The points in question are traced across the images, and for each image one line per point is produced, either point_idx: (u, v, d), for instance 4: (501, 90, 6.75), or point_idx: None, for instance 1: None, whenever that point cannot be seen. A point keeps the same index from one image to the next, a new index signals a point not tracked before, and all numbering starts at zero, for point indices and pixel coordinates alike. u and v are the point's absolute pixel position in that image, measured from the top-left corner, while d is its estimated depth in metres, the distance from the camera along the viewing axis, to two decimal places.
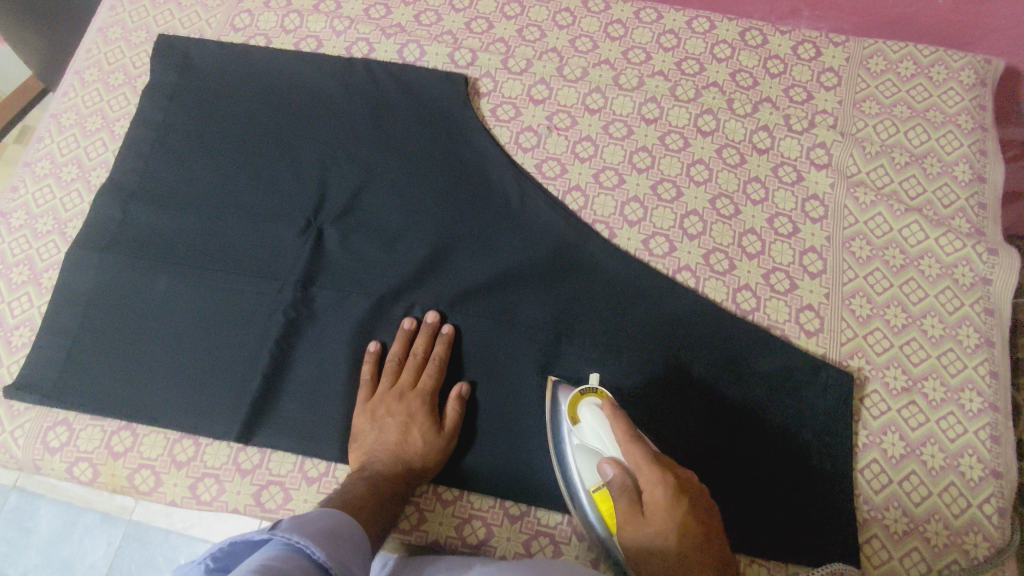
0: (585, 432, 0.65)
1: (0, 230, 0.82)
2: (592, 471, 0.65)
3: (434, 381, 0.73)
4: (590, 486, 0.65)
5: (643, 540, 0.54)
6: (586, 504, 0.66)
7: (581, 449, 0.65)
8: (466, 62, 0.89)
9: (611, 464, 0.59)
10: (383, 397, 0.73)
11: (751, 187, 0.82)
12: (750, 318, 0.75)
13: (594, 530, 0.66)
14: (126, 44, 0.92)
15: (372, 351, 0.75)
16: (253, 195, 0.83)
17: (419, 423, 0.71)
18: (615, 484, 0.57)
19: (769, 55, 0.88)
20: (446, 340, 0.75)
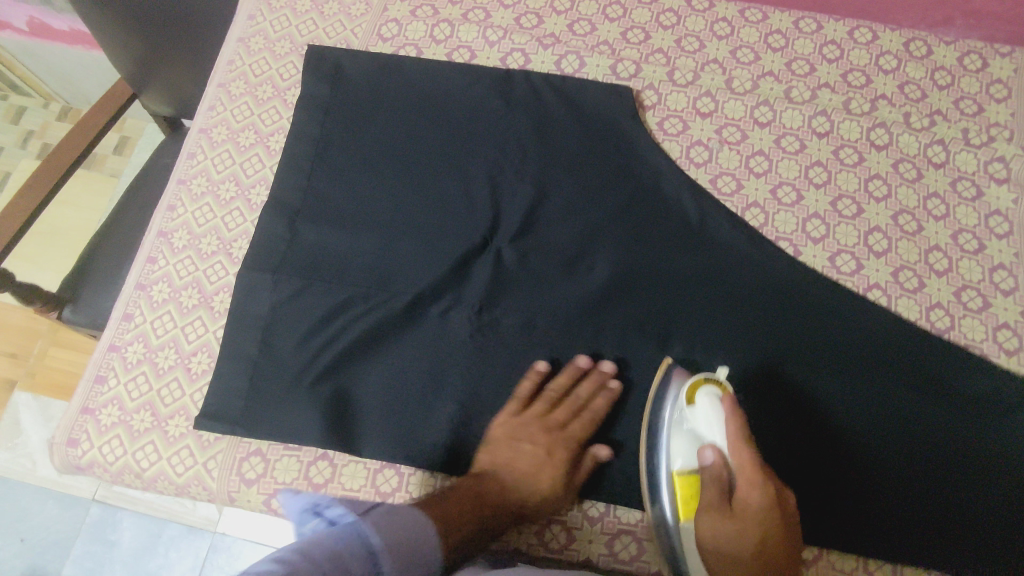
0: (697, 415, 0.67)
1: (163, 251, 0.80)
2: (687, 455, 0.67)
3: (586, 432, 0.71)
4: (675, 469, 0.67)
5: (725, 532, 0.61)
6: (665, 488, 0.67)
7: (683, 430, 0.67)
8: (629, 74, 0.87)
9: (715, 450, 0.64)
10: (534, 421, 0.71)
11: (932, 202, 0.80)
12: (947, 337, 0.75)
13: (656, 513, 0.67)
14: (271, 54, 0.89)
15: (542, 369, 0.73)
16: (423, 212, 0.80)
17: (554, 465, 0.68)
18: (711, 473, 0.63)
19: (935, 66, 0.87)
20: (612, 396, 0.72)
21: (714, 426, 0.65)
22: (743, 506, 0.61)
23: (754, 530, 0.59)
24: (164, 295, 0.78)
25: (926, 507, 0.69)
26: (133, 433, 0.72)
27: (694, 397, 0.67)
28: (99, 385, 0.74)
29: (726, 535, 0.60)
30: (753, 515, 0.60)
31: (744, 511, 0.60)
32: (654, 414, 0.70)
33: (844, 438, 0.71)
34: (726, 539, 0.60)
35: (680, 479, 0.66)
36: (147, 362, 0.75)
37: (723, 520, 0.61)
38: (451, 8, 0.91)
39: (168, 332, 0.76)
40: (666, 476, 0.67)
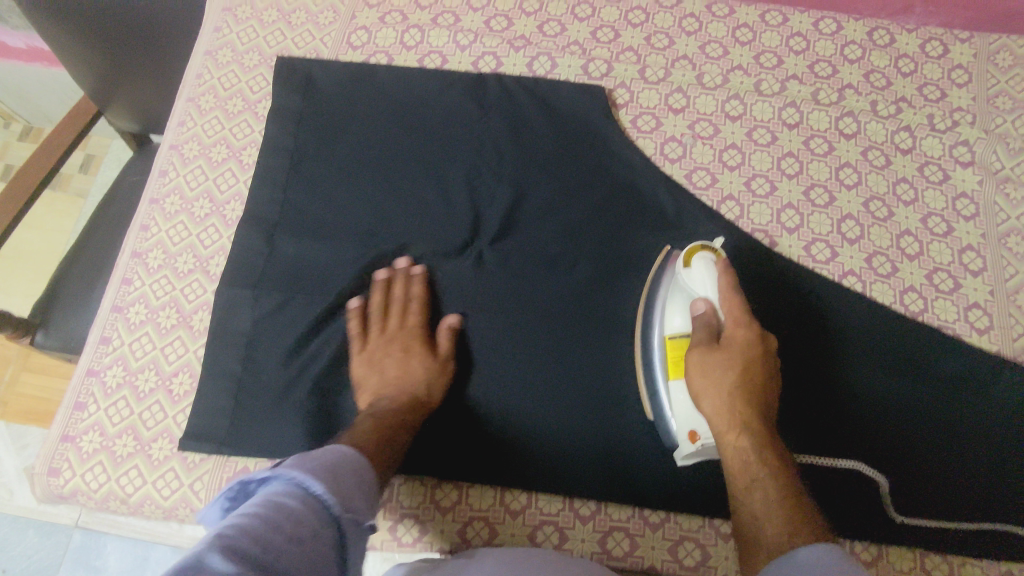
0: (692, 275, 0.68)
1: (138, 272, 0.78)
2: (678, 315, 0.69)
3: (421, 321, 0.75)
4: (666, 331, 0.69)
5: (709, 367, 0.64)
6: (657, 350, 0.70)
7: (675, 291, 0.70)
8: (601, 74, 0.87)
9: (706, 301, 0.66)
10: (377, 341, 0.74)
11: (901, 188, 0.82)
12: (922, 320, 0.76)
13: (649, 379, 0.71)
14: (239, 67, 0.88)
15: (355, 306, 0.75)
16: (402, 219, 0.80)
17: (417, 355, 0.72)
18: (700, 320, 0.66)
19: (898, 54, 0.88)
20: (420, 282, 0.76)
21: (707, 284, 0.67)
22: (729, 339, 0.65)
23: (738, 368, 0.63)
24: (141, 317, 0.76)
25: (921, 446, 0.71)
26: (116, 458, 0.70)
27: (690, 259, 0.69)
28: (79, 411, 0.72)
29: (710, 366, 0.64)
30: (738, 350, 0.64)
31: (729, 349, 0.64)
32: (653, 285, 0.74)
33: (841, 386, 0.74)
34: (711, 371, 0.63)
35: (670, 341, 0.69)
36: (127, 385, 0.73)
37: (710, 353, 0.64)
38: (419, 13, 0.91)
39: (147, 355, 0.75)
40: (659, 338, 0.70)
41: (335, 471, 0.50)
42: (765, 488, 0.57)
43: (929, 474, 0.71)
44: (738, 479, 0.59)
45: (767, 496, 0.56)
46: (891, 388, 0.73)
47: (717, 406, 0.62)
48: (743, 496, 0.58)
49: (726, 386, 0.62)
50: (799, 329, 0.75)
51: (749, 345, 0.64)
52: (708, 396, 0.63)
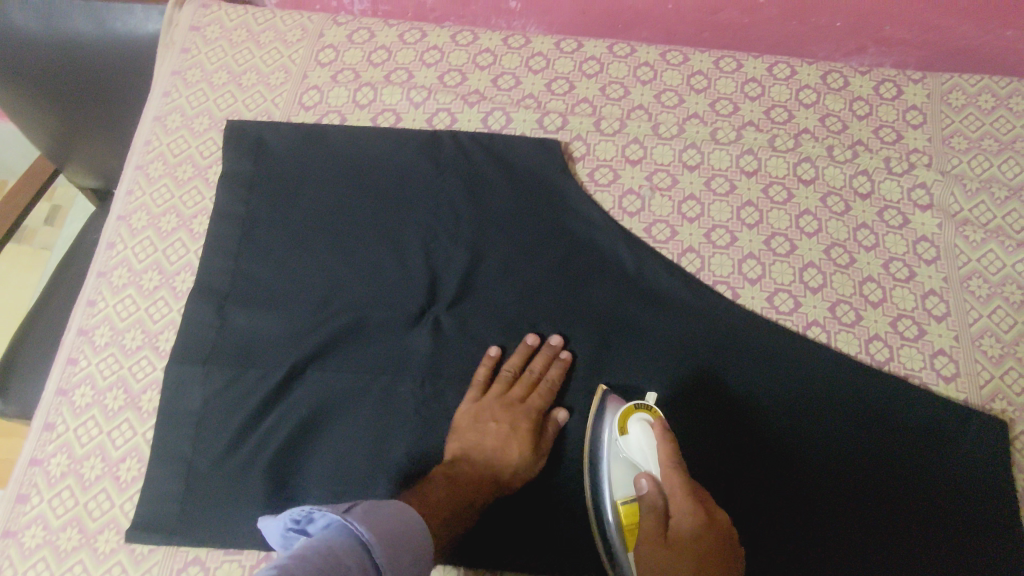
0: (630, 444, 0.66)
1: (84, 351, 0.76)
2: (626, 482, 0.66)
3: (545, 402, 0.73)
4: (618, 498, 0.66)
5: (660, 559, 0.56)
6: (611, 525, 0.66)
7: (620, 458, 0.67)
8: (556, 127, 0.86)
9: (648, 477, 0.61)
10: (491, 404, 0.73)
11: (861, 233, 0.81)
12: (887, 369, 0.75)
13: (607, 539, 0.66)
14: (189, 132, 0.87)
15: (493, 355, 0.75)
16: (357, 285, 0.78)
17: (520, 439, 0.70)
18: (646, 500, 0.60)
19: (853, 97, 0.88)
20: (563, 367, 0.74)
21: (648, 454, 0.65)
22: (676, 525, 0.57)
23: (691, 558, 0.54)
24: (87, 399, 0.74)
25: (883, 509, 0.70)
26: (60, 553, 0.67)
27: (626, 424, 0.67)
28: (21, 504, 0.70)
29: (666, 572, 0.55)
30: (688, 542, 0.55)
31: (676, 541, 0.56)
32: (594, 449, 0.70)
33: (792, 459, 0.71)
34: (665, 569, 0.55)
35: (625, 510, 0.65)
36: (72, 474, 0.71)
37: (659, 543, 0.57)
38: (372, 71, 0.90)
39: (93, 440, 0.72)
40: (611, 507, 0.66)
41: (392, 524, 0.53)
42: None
43: (897, 521, 0.69)
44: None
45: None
46: (855, 435, 0.72)
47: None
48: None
49: (686, 571, 0.54)
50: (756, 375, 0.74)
51: (693, 519, 0.56)
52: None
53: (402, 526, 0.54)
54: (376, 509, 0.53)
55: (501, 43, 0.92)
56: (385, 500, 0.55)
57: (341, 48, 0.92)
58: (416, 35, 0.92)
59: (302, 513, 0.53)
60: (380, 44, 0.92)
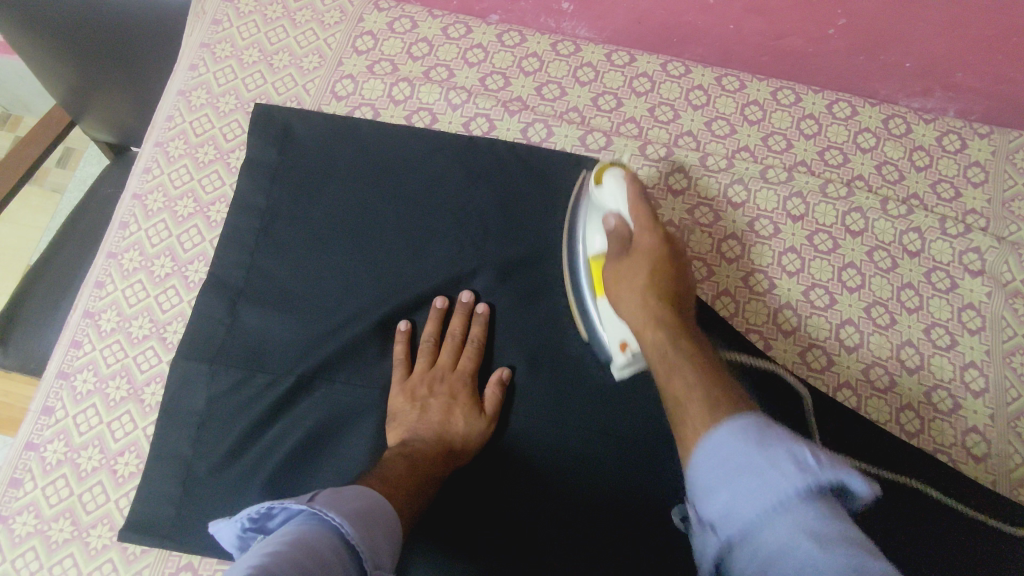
0: (601, 195, 0.67)
1: (89, 335, 0.73)
2: (596, 238, 0.69)
3: (473, 362, 0.72)
4: (589, 253, 0.70)
5: (622, 269, 0.63)
6: (583, 269, 0.71)
7: (594, 230, 0.69)
8: (599, 146, 0.82)
9: (616, 216, 0.65)
10: (422, 377, 0.71)
11: (905, 293, 0.78)
12: (917, 442, 0.72)
13: (576, 290, 0.73)
14: (214, 111, 0.83)
15: (404, 330, 0.73)
16: (378, 295, 0.75)
17: (461, 404, 0.70)
18: (613, 233, 0.65)
19: (913, 146, 0.84)
20: (482, 322, 0.73)
21: (618, 202, 0.66)
22: (638, 243, 0.63)
23: (644, 277, 0.62)
24: (89, 386, 0.71)
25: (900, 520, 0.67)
26: (51, 545, 0.65)
27: (601, 176, 0.67)
28: (13, 488, 0.68)
29: (622, 271, 0.63)
30: (646, 246, 0.63)
31: (638, 249, 0.63)
32: (575, 211, 0.74)
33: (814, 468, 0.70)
34: (626, 275, 0.63)
35: (593, 261, 0.69)
36: (68, 463, 0.68)
37: (621, 259, 0.64)
38: (411, 65, 0.86)
39: (91, 430, 0.70)
40: (584, 263, 0.71)
41: (359, 509, 0.50)
42: (678, 370, 0.53)
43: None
44: (662, 369, 0.55)
45: (683, 372, 0.52)
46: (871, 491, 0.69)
47: (632, 306, 0.61)
48: (667, 385, 0.53)
49: (637, 288, 0.62)
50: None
51: (653, 235, 0.63)
52: (625, 291, 0.63)
53: (368, 514, 0.50)
54: (339, 496, 0.50)
55: (550, 49, 0.87)
56: (345, 488, 0.52)
57: (381, 36, 0.87)
58: (460, 30, 0.88)
59: (260, 511, 0.48)
60: (422, 36, 0.87)
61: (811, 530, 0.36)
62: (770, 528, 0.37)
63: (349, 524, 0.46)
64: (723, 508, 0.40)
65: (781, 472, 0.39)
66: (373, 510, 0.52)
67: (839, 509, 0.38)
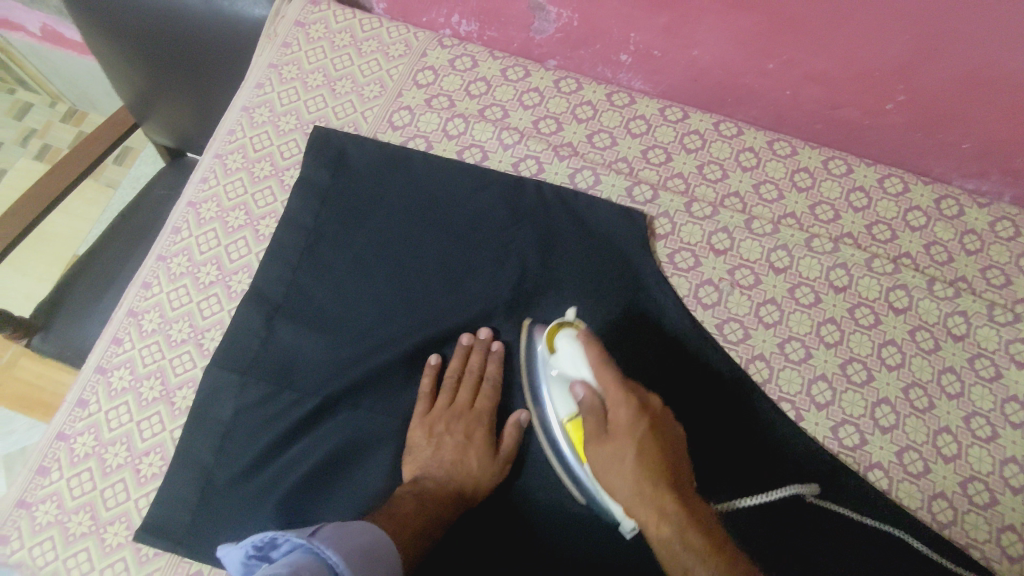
0: (560, 358, 0.67)
1: (130, 333, 0.75)
2: (566, 403, 0.67)
3: (490, 402, 0.73)
4: (563, 416, 0.67)
5: (607, 455, 0.59)
6: (558, 434, 0.68)
7: (556, 379, 0.68)
8: (645, 198, 0.82)
9: (583, 385, 0.63)
10: (440, 414, 0.72)
11: (946, 378, 0.76)
12: (948, 534, 0.69)
13: (564, 466, 0.68)
14: (274, 129, 0.86)
15: (433, 363, 0.74)
16: (413, 324, 0.75)
17: (476, 445, 0.69)
18: (585, 404, 0.62)
19: (965, 228, 0.82)
20: (502, 362, 0.74)
21: (580, 364, 0.65)
22: (614, 426, 0.60)
23: (631, 451, 0.57)
24: (124, 383, 0.73)
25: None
26: (68, 536, 0.66)
27: (554, 342, 0.68)
28: (40, 476, 0.69)
29: (606, 459, 0.59)
30: (624, 432, 0.58)
31: (616, 430, 0.59)
32: (534, 377, 0.72)
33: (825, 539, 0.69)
34: (609, 465, 0.58)
35: (571, 426, 0.66)
36: (95, 457, 0.70)
37: (602, 442, 0.60)
38: (467, 102, 0.88)
39: (121, 426, 0.71)
40: (558, 426, 0.68)
41: (360, 546, 0.51)
42: None
43: None
44: (663, 550, 0.52)
45: None
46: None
47: (624, 492, 0.56)
48: None
49: (626, 471, 0.56)
50: (770, 488, 0.71)
51: (631, 409, 0.59)
52: (615, 479, 0.58)
53: (368, 556, 0.51)
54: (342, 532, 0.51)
55: (605, 98, 0.89)
56: (350, 523, 0.52)
57: (441, 71, 0.90)
58: (519, 73, 0.90)
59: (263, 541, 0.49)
60: (481, 75, 0.89)
61: None
62: None
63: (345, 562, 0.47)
64: None
65: None
66: (375, 549, 0.52)
67: None
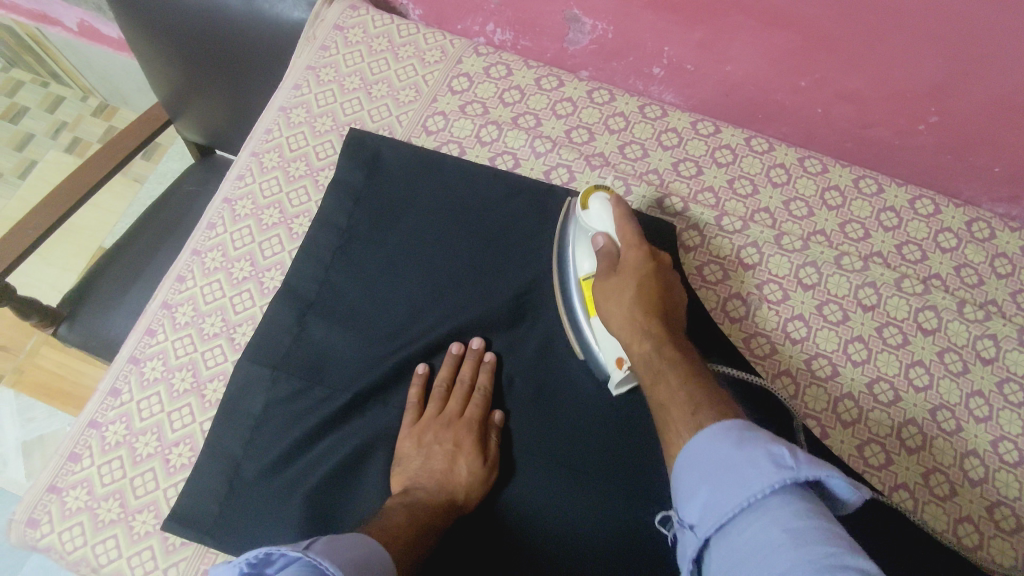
0: (589, 215, 0.73)
1: (163, 325, 0.76)
2: (587, 258, 0.73)
3: (480, 409, 0.72)
4: (580, 275, 0.73)
5: (611, 290, 0.68)
6: (574, 291, 0.74)
7: (579, 231, 0.75)
8: (675, 210, 0.83)
9: (604, 235, 0.71)
10: (430, 422, 0.72)
11: (974, 401, 0.75)
12: (973, 558, 0.69)
13: (569, 312, 0.75)
14: (310, 130, 0.87)
15: (421, 373, 0.74)
16: (442, 327, 0.76)
17: (465, 453, 0.69)
18: (602, 251, 0.70)
19: (996, 252, 0.82)
20: (490, 370, 0.74)
21: (605, 222, 0.72)
22: (624, 265, 0.68)
23: (632, 295, 0.66)
24: (156, 374, 0.74)
25: None
26: (97, 522, 0.67)
27: (585, 200, 0.74)
28: (72, 462, 0.70)
29: (609, 292, 0.68)
30: (633, 269, 0.68)
31: (626, 267, 0.68)
32: (563, 229, 0.78)
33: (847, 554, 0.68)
34: (613, 316, 0.67)
35: (587, 285, 0.72)
36: (126, 445, 0.71)
37: (609, 276, 0.69)
38: (501, 110, 0.89)
39: (152, 416, 0.72)
40: (575, 283, 0.74)
41: (354, 558, 0.48)
42: (663, 384, 0.58)
43: None
44: (649, 377, 0.61)
45: (668, 387, 0.58)
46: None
47: (622, 327, 0.66)
48: (659, 407, 0.58)
49: (627, 313, 0.66)
50: None
51: (641, 252, 0.69)
52: (617, 318, 0.67)
53: (363, 565, 0.48)
54: (336, 544, 0.48)
55: (637, 110, 0.89)
56: (341, 537, 0.49)
57: (476, 79, 0.91)
58: (553, 82, 0.91)
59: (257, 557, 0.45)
60: (515, 83, 0.90)
61: (783, 524, 0.41)
62: (749, 523, 0.43)
63: None
64: (703, 503, 0.46)
65: (757, 467, 0.44)
66: (367, 560, 0.50)
67: (815, 501, 0.43)
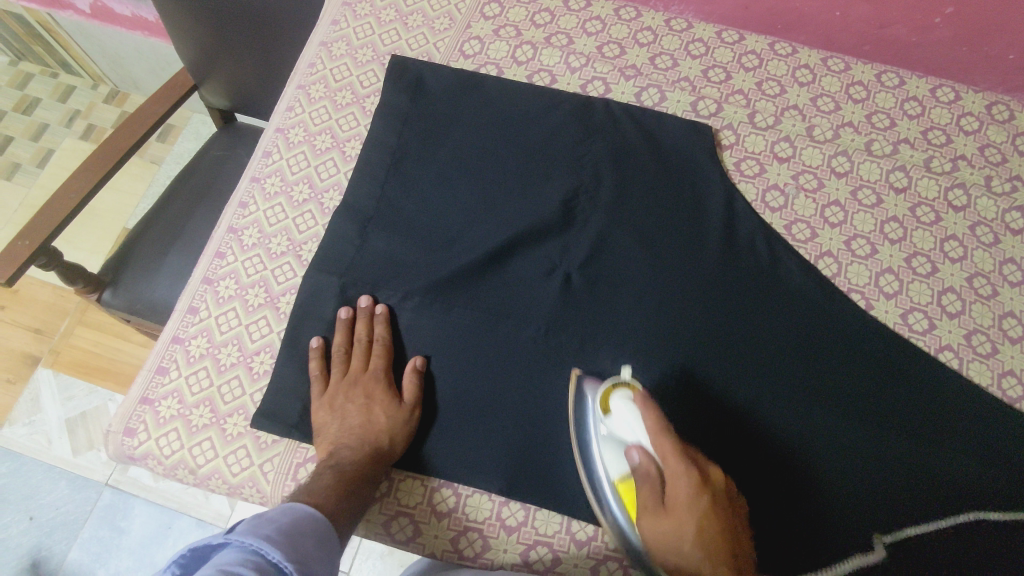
0: (614, 423, 0.64)
1: (232, 247, 0.80)
2: (618, 461, 0.64)
3: (383, 362, 0.72)
4: (613, 475, 0.63)
5: (663, 529, 0.54)
6: (608, 496, 0.64)
7: (605, 438, 0.65)
8: (709, 112, 0.87)
9: (640, 450, 0.59)
10: (337, 386, 0.71)
11: (1008, 268, 0.79)
12: (1020, 407, 0.73)
13: (609, 523, 0.64)
14: (352, 61, 0.90)
15: (315, 346, 0.73)
16: (496, 229, 0.79)
17: (379, 402, 0.69)
18: (641, 472, 0.58)
19: (1017, 132, 0.86)
20: (383, 322, 0.74)
21: (637, 429, 0.61)
22: (673, 497, 0.55)
23: (691, 525, 0.52)
24: (230, 291, 0.77)
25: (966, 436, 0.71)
26: (191, 427, 0.71)
27: (608, 405, 0.65)
28: (160, 375, 0.73)
29: (661, 527, 0.54)
30: (683, 510, 0.54)
31: (673, 504, 0.54)
32: (579, 414, 0.68)
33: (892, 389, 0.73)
34: (666, 543, 0.54)
35: (621, 487, 0.63)
36: (209, 357, 0.74)
37: (659, 514, 0.55)
38: (534, 31, 0.92)
39: (231, 329, 0.75)
40: (607, 486, 0.64)
41: (281, 525, 0.50)
42: None
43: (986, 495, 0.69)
44: None
45: None
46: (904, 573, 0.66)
47: (680, 553, 0.53)
48: None
49: (683, 545, 0.52)
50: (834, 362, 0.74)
51: (693, 480, 0.55)
52: (672, 554, 0.53)
53: (297, 529, 0.51)
54: (261, 519, 0.50)
55: (663, 24, 0.93)
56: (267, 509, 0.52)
57: (506, 5, 0.94)
58: (580, 3, 0.94)
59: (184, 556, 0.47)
60: (544, 6, 0.94)
61: None
62: None
63: (272, 546, 0.47)
64: None
65: None
66: (299, 524, 0.53)
67: None
